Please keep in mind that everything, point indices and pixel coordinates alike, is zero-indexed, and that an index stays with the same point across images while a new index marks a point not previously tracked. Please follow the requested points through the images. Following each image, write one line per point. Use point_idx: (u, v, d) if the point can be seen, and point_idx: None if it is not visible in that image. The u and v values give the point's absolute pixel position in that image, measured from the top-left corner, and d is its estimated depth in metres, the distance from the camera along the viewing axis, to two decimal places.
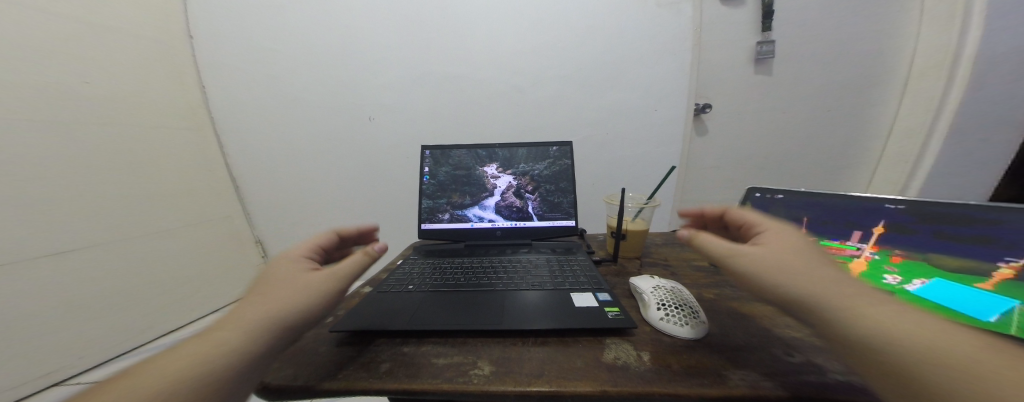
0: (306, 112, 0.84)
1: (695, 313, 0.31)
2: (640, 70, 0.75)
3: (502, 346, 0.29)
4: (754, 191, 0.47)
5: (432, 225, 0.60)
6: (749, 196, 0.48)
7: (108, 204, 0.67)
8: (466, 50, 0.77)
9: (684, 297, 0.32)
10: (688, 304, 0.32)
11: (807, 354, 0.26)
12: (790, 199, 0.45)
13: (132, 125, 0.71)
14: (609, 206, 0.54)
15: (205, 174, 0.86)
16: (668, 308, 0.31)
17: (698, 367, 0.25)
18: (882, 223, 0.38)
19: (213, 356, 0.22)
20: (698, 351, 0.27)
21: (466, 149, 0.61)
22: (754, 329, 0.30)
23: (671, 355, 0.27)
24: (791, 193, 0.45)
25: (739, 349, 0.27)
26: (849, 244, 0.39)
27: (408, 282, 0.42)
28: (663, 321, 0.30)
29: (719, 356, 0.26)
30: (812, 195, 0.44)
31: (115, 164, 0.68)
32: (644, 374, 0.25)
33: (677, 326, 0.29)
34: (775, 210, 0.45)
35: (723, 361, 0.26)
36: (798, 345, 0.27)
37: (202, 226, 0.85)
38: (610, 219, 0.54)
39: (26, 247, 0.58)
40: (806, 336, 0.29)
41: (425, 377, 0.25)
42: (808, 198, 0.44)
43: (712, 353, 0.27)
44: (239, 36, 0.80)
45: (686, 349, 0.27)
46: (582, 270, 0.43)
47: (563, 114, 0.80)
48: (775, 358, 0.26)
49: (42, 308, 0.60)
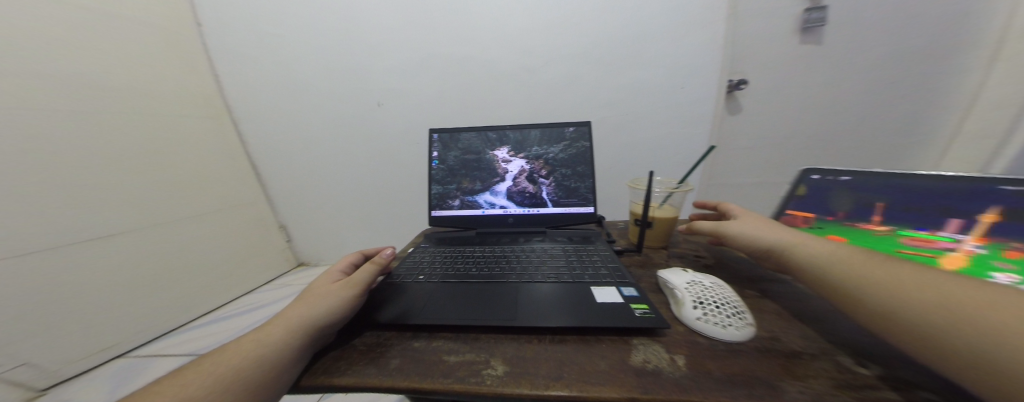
0: (315, 99, 0.83)
1: (736, 313, 0.28)
2: (665, 44, 0.68)
3: (516, 344, 0.28)
4: (810, 173, 0.43)
5: (442, 211, 0.59)
6: (804, 179, 0.44)
7: (143, 192, 0.71)
8: (474, 29, 0.73)
9: (724, 295, 0.30)
10: (727, 303, 0.29)
11: (881, 364, 0.24)
12: (858, 181, 0.40)
13: (155, 115, 0.73)
14: (633, 191, 0.51)
15: (226, 162, 0.88)
16: (706, 307, 0.29)
17: (743, 375, 0.23)
18: (994, 209, 0.32)
19: (248, 369, 0.24)
20: (743, 357, 0.25)
21: (475, 132, 0.58)
22: (812, 331, 0.28)
23: (710, 359, 0.25)
24: (859, 174, 0.40)
25: (796, 356, 0.25)
26: (942, 235, 0.33)
27: (419, 272, 0.41)
28: (700, 321, 0.28)
29: (772, 364, 0.24)
30: (888, 175, 0.39)
31: (144, 153, 0.71)
32: (677, 381, 0.23)
33: (717, 327, 0.27)
34: (838, 193, 0.41)
35: (777, 369, 0.23)
36: (870, 354, 0.25)
37: (228, 212, 0.88)
38: (635, 205, 0.51)
39: (76, 233, 0.62)
40: (878, 342, 0.26)
41: (436, 375, 0.24)
42: (882, 179, 0.39)
43: (761, 360, 0.24)
44: (245, 23, 0.79)
45: (729, 355, 0.25)
46: (602, 261, 0.41)
47: (578, 95, 0.75)
48: (841, 369, 0.23)
49: (97, 289, 0.64)
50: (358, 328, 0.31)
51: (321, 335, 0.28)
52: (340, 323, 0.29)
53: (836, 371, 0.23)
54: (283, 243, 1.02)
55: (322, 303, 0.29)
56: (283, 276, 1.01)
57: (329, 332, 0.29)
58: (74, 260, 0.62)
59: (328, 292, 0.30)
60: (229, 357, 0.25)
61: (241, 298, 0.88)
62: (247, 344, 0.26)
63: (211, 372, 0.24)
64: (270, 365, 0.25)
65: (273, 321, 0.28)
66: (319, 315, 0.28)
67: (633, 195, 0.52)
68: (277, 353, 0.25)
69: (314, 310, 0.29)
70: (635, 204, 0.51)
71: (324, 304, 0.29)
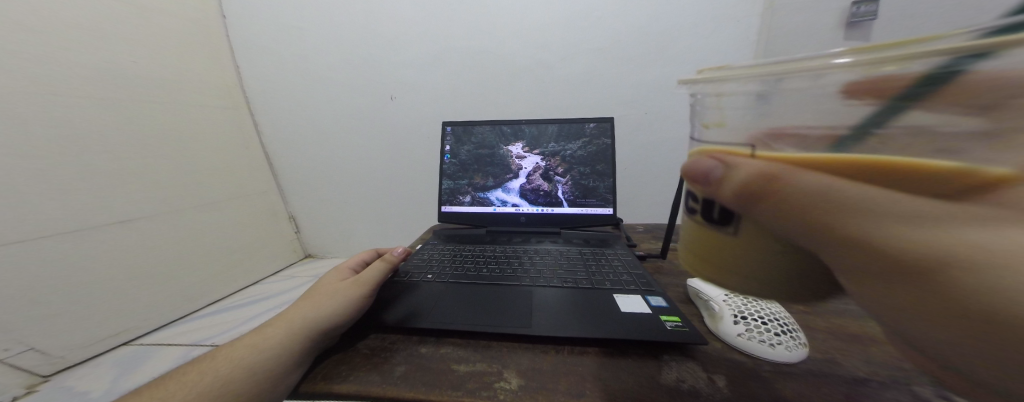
0: (331, 91, 0.84)
1: (784, 331, 0.26)
2: (691, 39, 0.66)
3: (531, 354, 0.26)
4: None
5: (453, 207, 0.58)
6: None
7: (165, 180, 0.71)
8: (491, 21, 0.72)
9: (770, 310, 0.27)
10: (774, 318, 0.27)
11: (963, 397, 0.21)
12: None
13: (174, 102, 0.73)
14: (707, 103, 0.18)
15: (242, 151, 0.89)
16: (748, 322, 0.26)
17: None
18: None
19: (241, 376, 0.23)
20: (794, 382, 0.22)
21: (490, 125, 0.57)
22: (873, 354, 0.25)
23: (755, 382, 0.23)
24: None
25: (861, 384, 0.22)
26: None
27: (428, 271, 0.39)
28: (743, 339, 0.26)
29: (834, 393, 0.21)
30: None
31: (165, 140, 0.71)
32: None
33: (765, 345, 0.25)
34: None
35: (843, 400, 0.21)
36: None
37: (241, 201, 0.88)
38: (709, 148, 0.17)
39: (94, 217, 0.60)
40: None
41: (444, 386, 0.23)
42: None
43: (816, 387, 0.22)
44: (267, 15, 0.80)
45: (780, 379, 0.23)
46: (624, 267, 0.39)
47: (595, 91, 0.73)
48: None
49: (109, 273, 0.62)
50: (364, 330, 0.29)
51: (325, 336, 0.27)
52: (347, 324, 0.28)
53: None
54: (292, 234, 1.02)
55: (328, 301, 0.28)
56: (293, 267, 1.01)
57: (333, 335, 0.27)
58: (90, 244, 0.60)
59: (335, 290, 0.30)
60: (229, 362, 0.24)
61: (248, 287, 0.86)
62: (245, 348, 0.25)
63: (209, 379, 0.23)
64: (263, 372, 0.24)
65: (274, 321, 0.27)
66: (323, 314, 0.27)
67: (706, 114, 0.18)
68: (277, 360, 0.24)
69: (321, 308, 0.28)
70: (704, 142, 0.17)
71: (328, 303, 0.28)
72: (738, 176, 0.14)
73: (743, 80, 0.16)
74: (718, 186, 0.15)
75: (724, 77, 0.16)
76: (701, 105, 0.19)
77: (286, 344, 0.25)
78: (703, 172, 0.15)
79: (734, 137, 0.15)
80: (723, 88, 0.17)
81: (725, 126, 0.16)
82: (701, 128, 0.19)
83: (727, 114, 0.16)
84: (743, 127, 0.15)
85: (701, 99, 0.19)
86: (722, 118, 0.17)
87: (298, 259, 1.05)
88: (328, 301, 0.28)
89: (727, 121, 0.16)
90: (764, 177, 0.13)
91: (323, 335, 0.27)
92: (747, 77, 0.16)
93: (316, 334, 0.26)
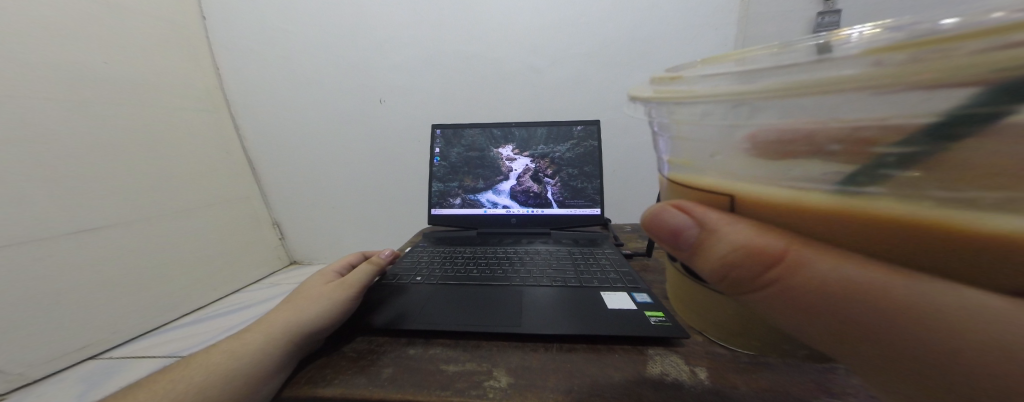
0: (319, 94, 0.82)
1: None
2: (674, 46, 0.68)
3: (520, 353, 0.26)
4: None
5: (443, 210, 0.58)
6: None
7: (139, 185, 0.68)
8: (481, 25, 0.72)
9: None
10: None
11: None
12: None
13: (149, 104, 0.71)
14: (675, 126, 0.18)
15: (223, 155, 0.86)
16: None
17: (773, 389, 0.22)
18: None
19: (219, 382, 0.22)
20: (772, 371, 0.23)
21: (480, 128, 0.57)
22: None
23: (735, 373, 0.23)
24: None
25: (832, 372, 0.23)
26: None
27: (416, 273, 0.39)
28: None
29: (807, 381, 0.23)
30: None
31: (139, 143, 0.68)
32: (699, 396, 0.22)
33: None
34: None
35: (817, 388, 0.22)
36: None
37: (221, 206, 0.85)
38: (684, 185, 0.18)
39: (59, 224, 0.57)
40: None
41: (432, 387, 0.23)
42: None
43: (791, 375, 0.23)
44: (251, 17, 0.79)
45: (758, 369, 0.24)
46: (611, 266, 0.40)
47: (583, 95, 0.74)
48: None
49: (77, 283, 0.59)
50: (351, 333, 0.29)
51: (309, 340, 0.26)
52: (333, 327, 0.28)
53: None
54: (276, 239, 1.00)
55: (314, 304, 0.28)
56: (277, 273, 0.98)
57: (318, 339, 0.27)
58: (55, 252, 0.57)
59: (321, 293, 0.29)
60: (208, 368, 0.24)
61: (229, 295, 0.82)
62: (227, 353, 0.24)
63: (187, 386, 0.23)
64: (244, 378, 0.23)
65: (255, 326, 0.27)
66: (308, 318, 0.27)
67: (676, 138, 0.19)
68: (255, 364, 0.23)
69: (306, 312, 0.27)
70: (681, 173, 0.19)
71: (313, 307, 0.28)
72: (715, 248, 0.15)
73: (715, 105, 0.15)
74: (694, 251, 0.16)
75: (689, 101, 0.16)
76: (666, 132, 0.20)
77: (268, 349, 0.24)
78: (679, 234, 0.17)
79: (715, 178, 0.16)
80: (689, 115, 0.17)
81: (705, 161, 0.17)
82: (674, 153, 0.19)
83: (700, 147, 0.17)
84: (720, 165, 0.16)
85: (665, 122, 0.19)
86: (696, 150, 0.17)
87: (283, 265, 1.02)
88: (313, 305, 0.28)
89: (699, 162, 0.17)
90: (739, 254, 0.14)
91: (307, 339, 0.26)
92: (717, 102, 0.15)
93: (300, 338, 0.26)
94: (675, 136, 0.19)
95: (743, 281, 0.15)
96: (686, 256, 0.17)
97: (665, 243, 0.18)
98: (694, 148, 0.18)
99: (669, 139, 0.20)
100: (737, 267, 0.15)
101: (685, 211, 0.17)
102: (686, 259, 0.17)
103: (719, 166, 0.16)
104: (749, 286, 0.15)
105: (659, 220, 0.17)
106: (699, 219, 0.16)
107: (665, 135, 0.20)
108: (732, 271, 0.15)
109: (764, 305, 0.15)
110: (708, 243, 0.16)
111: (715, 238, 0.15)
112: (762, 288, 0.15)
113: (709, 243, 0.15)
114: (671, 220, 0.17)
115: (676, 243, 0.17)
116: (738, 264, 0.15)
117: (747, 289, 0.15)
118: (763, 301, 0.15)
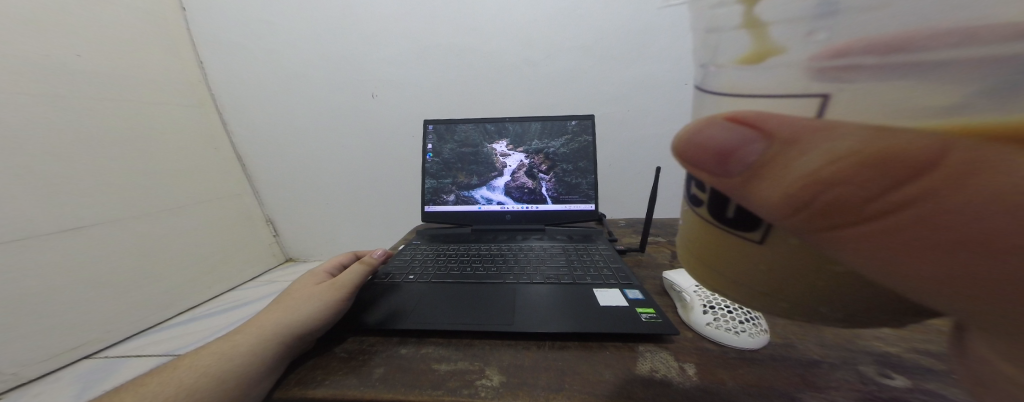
0: (308, 89, 0.81)
1: (751, 319, 0.27)
2: (668, 40, 0.68)
3: (514, 351, 0.26)
4: None
5: (436, 206, 0.58)
6: None
7: (124, 183, 0.66)
8: (473, 18, 0.71)
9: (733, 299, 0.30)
10: (740, 308, 0.29)
11: (907, 376, 0.23)
12: None
13: (131, 101, 0.68)
14: (739, 7, 0.12)
15: (211, 152, 0.85)
16: (716, 311, 0.28)
17: (759, 385, 0.22)
18: None
19: (208, 385, 0.22)
20: (757, 366, 0.24)
21: (472, 123, 0.56)
22: (830, 340, 0.27)
23: (723, 369, 0.24)
24: None
25: (816, 366, 0.24)
26: None
27: (409, 272, 0.39)
28: (711, 327, 0.27)
29: (792, 375, 0.23)
30: None
31: (121, 141, 0.66)
32: (687, 393, 0.22)
33: (731, 333, 0.26)
34: None
35: (800, 382, 0.22)
36: (897, 363, 0.24)
37: (210, 204, 0.84)
38: (742, 99, 0.13)
39: (41, 225, 0.55)
40: (905, 352, 0.25)
41: (424, 387, 0.23)
42: None
43: (777, 370, 0.24)
44: (236, 8, 0.76)
45: (743, 364, 0.24)
46: (605, 262, 0.40)
47: (578, 89, 0.73)
48: (865, 381, 0.22)
49: (62, 283, 0.57)
50: (342, 334, 0.29)
51: (298, 342, 0.26)
52: (325, 327, 0.28)
53: (863, 384, 0.22)
54: (270, 236, 0.99)
55: (304, 305, 0.28)
56: (272, 271, 0.97)
57: (309, 341, 0.27)
58: (42, 254, 0.56)
59: (312, 294, 0.29)
60: (195, 371, 0.23)
61: (224, 293, 0.82)
62: (214, 358, 0.24)
63: (174, 390, 0.22)
64: (232, 381, 0.23)
65: (244, 328, 0.27)
66: (297, 319, 0.27)
67: (737, 27, 0.13)
68: (243, 368, 0.23)
69: (298, 313, 0.27)
70: (733, 88, 0.13)
71: (304, 307, 0.28)
72: (799, 167, 0.11)
73: None
74: (755, 178, 0.12)
75: None
76: (713, 33, 0.14)
77: (256, 352, 0.24)
78: (733, 157, 0.12)
79: (798, 83, 0.11)
80: None
81: (790, 53, 0.11)
82: (719, 61, 0.14)
83: (792, 32, 0.11)
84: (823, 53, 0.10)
85: (711, 11, 0.13)
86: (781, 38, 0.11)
87: (277, 262, 1.01)
88: (304, 305, 0.28)
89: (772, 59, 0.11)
90: (849, 164, 0.10)
91: (297, 341, 0.26)
92: None
93: (289, 340, 0.25)
94: (732, 29, 0.13)
95: (840, 210, 0.11)
96: (735, 190, 0.13)
97: (708, 173, 0.13)
98: (769, 38, 0.12)
99: (714, 38, 0.14)
100: (841, 188, 0.10)
101: (744, 124, 0.12)
102: (737, 195, 0.13)
103: (801, 63, 0.11)
104: (841, 217, 0.11)
105: (700, 139, 0.13)
106: (771, 130, 0.11)
107: (708, 36, 0.14)
108: (831, 194, 0.11)
109: (856, 244, 0.12)
110: (785, 161, 0.11)
111: (798, 151, 0.11)
112: (859, 215, 0.11)
113: (786, 161, 0.11)
114: (715, 138, 0.13)
115: (725, 169, 0.13)
116: (842, 182, 0.10)
117: (839, 223, 0.11)
118: (856, 240, 0.11)
